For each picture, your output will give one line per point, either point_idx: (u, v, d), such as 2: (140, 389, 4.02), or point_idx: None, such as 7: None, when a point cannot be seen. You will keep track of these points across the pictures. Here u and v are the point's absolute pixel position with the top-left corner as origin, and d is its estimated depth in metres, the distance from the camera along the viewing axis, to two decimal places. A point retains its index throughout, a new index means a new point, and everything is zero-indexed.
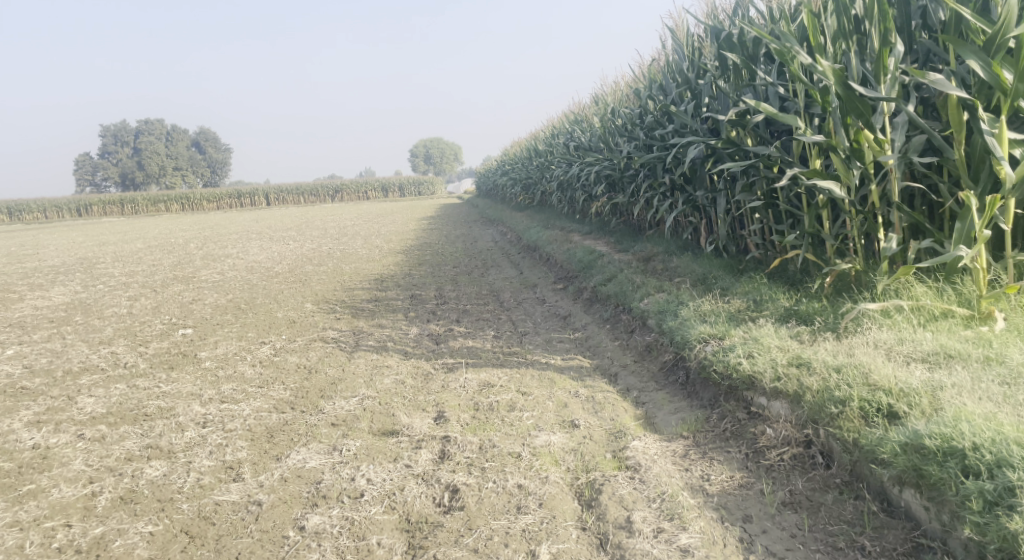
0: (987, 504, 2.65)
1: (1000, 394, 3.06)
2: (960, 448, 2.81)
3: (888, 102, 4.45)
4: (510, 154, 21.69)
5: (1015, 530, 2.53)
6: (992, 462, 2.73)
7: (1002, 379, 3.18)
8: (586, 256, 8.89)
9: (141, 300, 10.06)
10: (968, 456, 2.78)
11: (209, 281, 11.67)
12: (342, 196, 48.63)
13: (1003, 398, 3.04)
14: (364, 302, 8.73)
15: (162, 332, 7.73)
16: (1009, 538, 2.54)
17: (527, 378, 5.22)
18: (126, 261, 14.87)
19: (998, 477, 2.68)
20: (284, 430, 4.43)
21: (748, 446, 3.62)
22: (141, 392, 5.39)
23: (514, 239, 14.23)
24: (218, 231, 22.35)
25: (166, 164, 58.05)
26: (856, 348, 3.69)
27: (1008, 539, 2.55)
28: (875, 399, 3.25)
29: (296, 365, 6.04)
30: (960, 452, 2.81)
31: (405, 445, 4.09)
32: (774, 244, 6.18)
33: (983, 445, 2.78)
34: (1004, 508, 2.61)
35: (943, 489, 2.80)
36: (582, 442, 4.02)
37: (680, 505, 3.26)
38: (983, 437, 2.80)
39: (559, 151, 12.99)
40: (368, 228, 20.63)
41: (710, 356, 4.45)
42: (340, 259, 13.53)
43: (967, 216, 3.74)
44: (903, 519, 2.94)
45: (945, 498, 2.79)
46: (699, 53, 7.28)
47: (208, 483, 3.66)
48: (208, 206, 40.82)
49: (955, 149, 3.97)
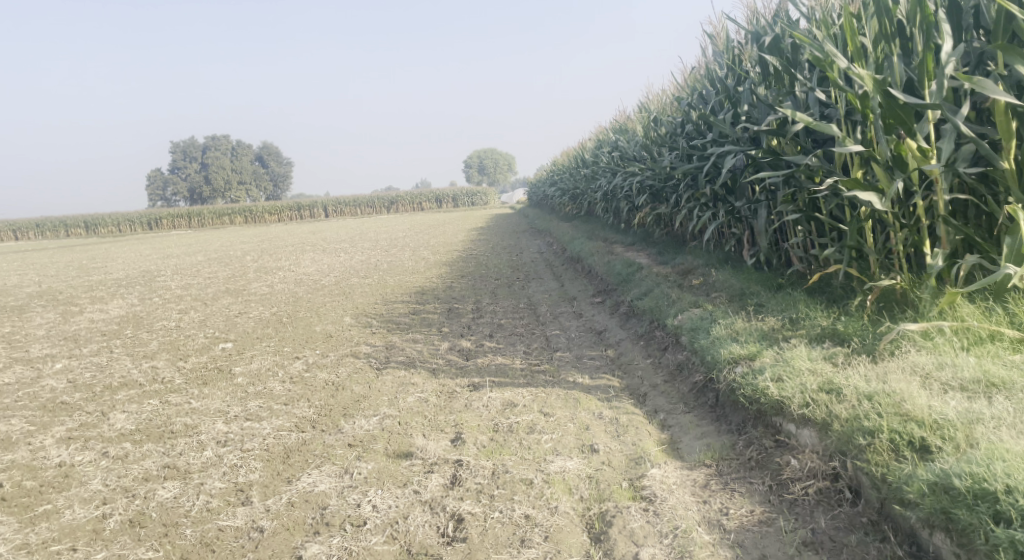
0: (1019, 556, 2.42)
1: None
2: (992, 491, 2.57)
3: (934, 108, 4.14)
4: (559, 164, 21.52)
5: None
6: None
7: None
8: (625, 269, 8.67)
9: (191, 313, 10.29)
10: (1001, 499, 2.54)
11: (257, 293, 11.87)
12: (397, 207, 49.29)
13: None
14: (402, 316, 8.70)
15: (202, 346, 7.85)
16: None
17: (552, 397, 5.03)
18: (184, 274, 15.33)
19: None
20: (300, 450, 4.39)
21: (772, 477, 3.39)
22: (170, 408, 5.43)
23: (559, 249, 14.05)
24: (274, 243, 22.87)
25: (231, 178, 59.99)
26: (890, 374, 3.43)
27: None
28: (906, 430, 3.00)
29: (324, 381, 6.00)
30: (992, 495, 2.57)
31: (417, 469, 3.99)
32: (817, 258, 5.87)
33: (1017, 488, 2.54)
34: None
35: (974, 536, 2.55)
36: (600, 469, 3.84)
37: (692, 542, 3.07)
38: (1017, 480, 2.55)
39: (604, 160, 12.75)
40: (418, 238, 20.77)
41: (739, 378, 4.21)
42: (386, 270, 13.60)
43: (1017, 231, 3.45)
44: None
45: (975, 546, 2.54)
46: (738, 60, 7.00)
47: (216, 506, 3.70)
48: (268, 219, 41.93)
49: (1005, 159, 3.68)
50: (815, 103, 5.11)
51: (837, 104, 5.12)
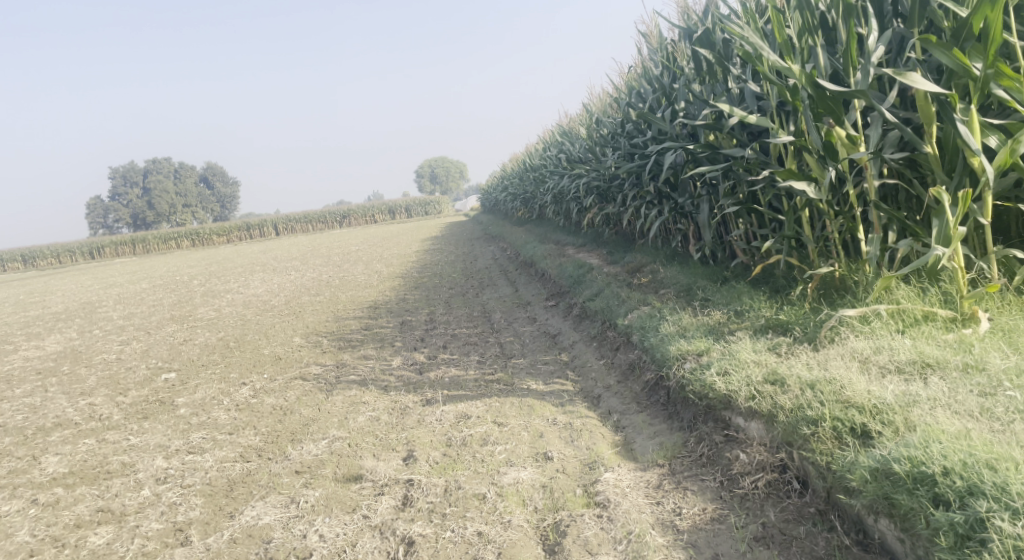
0: (959, 539, 2.41)
1: (977, 408, 2.79)
2: (930, 474, 2.55)
3: (861, 96, 4.14)
4: (508, 169, 21.47)
5: None
6: (963, 489, 2.47)
7: (980, 390, 2.90)
8: (575, 271, 8.63)
9: (133, 344, 9.92)
10: (939, 482, 2.53)
11: (203, 319, 11.52)
12: (349, 222, 48.73)
13: (981, 413, 2.77)
14: (353, 333, 8.51)
15: (145, 378, 7.55)
16: None
17: (505, 406, 4.93)
18: (127, 303, 14.83)
19: (969, 506, 2.43)
20: (245, 482, 4.21)
21: (722, 473, 3.35)
22: (108, 446, 5.17)
23: (512, 254, 13.99)
24: (223, 265, 22.32)
25: (175, 201, 58.49)
26: (831, 360, 3.42)
27: None
28: (847, 417, 2.97)
29: (272, 406, 5.80)
30: (930, 478, 2.55)
31: (366, 493, 3.85)
32: (760, 248, 5.91)
33: (954, 469, 2.52)
34: (976, 543, 2.36)
35: (915, 521, 2.53)
36: (554, 477, 3.75)
37: (647, 546, 3.01)
38: (954, 461, 2.54)
39: (550, 164, 12.71)
40: (371, 252, 20.49)
41: (688, 375, 4.18)
42: (337, 287, 13.34)
43: (942, 213, 3.48)
44: (879, 553, 2.67)
45: (917, 530, 2.53)
46: (672, 58, 6.98)
47: (152, 550, 3.57)
48: (217, 240, 41.01)
49: (928, 142, 3.70)
50: (749, 96, 5.10)
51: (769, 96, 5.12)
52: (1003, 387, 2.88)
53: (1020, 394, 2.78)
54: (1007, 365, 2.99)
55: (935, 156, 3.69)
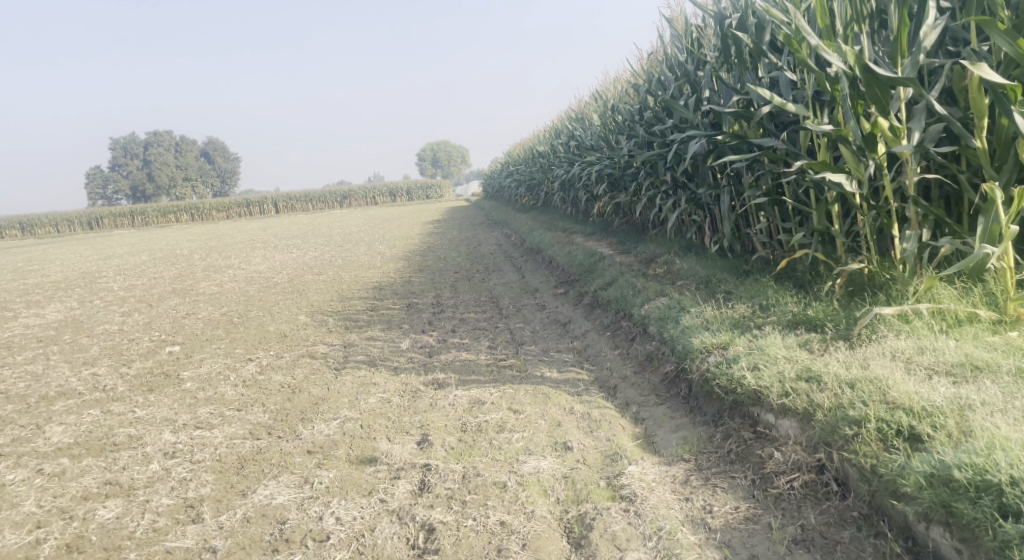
0: None
1: None
2: (995, 483, 2.46)
3: (905, 87, 4.05)
4: (514, 155, 21.26)
5: None
6: None
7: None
8: (587, 259, 8.52)
9: (134, 316, 9.79)
10: (1005, 492, 2.43)
11: (206, 293, 11.39)
12: (350, 202, 48.48)
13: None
14: (360, 313, 8.40)
15: (148, 351, 7.43)
16: None
17: (520, 393, 4.82)
18: (127, 275, 14.67)
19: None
20: (256, 460, 4.11)
21: (754, 471, 3.28)
22: (112, 418, 5.07)
23: (518, 241, 13.85)
24: (223, 240, 22.13)
25: (175, 174, 58.09)
26: (871, 360, 3.35)
27: None
28: (894, 419, 2.90)
29: (279, 384, 5.69)
30: (995, 487, 2.46)
31: (382, 476, 3.75)
32: (782, 243, 5.83)
33: (1022, 479, 2.43)
34: None
35: (979, 532, 2.44)
36: (575, 468, 3.66)
37: (678, 544, 2.93)
38: (1022, 471, 2.44)
39: (560, 150, 12.54)
40: (373, 233, 20.31)
41: (713, 368, 4.09)
42: (341, 266, 13.21)
43: (991, 209, 3.43)
44: None
45: (980, 542, 2.43)
46: (697, 44, 6.83)
47: (163, 526, 3.47)
48: (216, 215, 40.74)
49: (978, 137, 3.66)
50: (783, 84, 4.98)
51: (804, 86, 5.01)
52: None
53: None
54: None
55: (984, 152, 3.65)
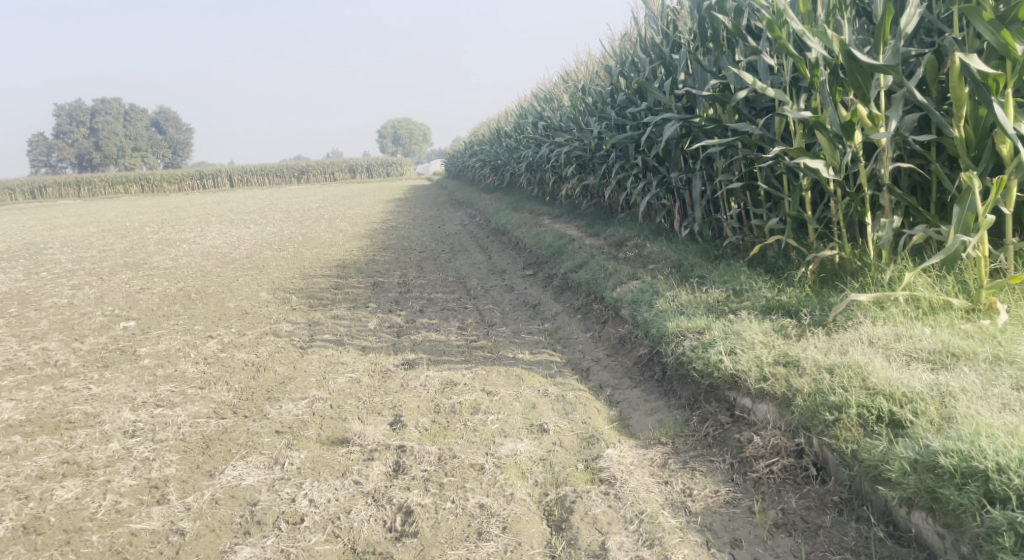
0: (1020, 538, 2.33)
1: (1017, 402, 2.78)
2: (981, 470, 2.50)
3: (885, 74, 4.08)
4: (479, 135, 21.06)
5: None
6: (1021, 488, 2.40)
7: (1016, 382, 2.91)
8: (555, 241, 8.47)
9: (84, 289, 9.41)
10: (991, 479, 2.47)
11: (160, 268, 11.02)
12: (308, 178, 47.55)
13: (1020, 406, 2.76)
14: (323, 291, 8.21)
15: (101, 326, 7.15)
16: None
17: (493, 375, 4.74)
18: (75, 246, 14.10)
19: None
20: (221, 440, 3.97)
21: (733, 455, 3.31)
22: (67, 395, 4.85)
23: (483, 221, 13.72)
24: (175, 214, 21.46)
25: (125, 144, 56.12)
26: (849, 346, 3.42)
27: None
28: (874, 405, 2.96)
29: (243, 362, 5.52)
30: (981, 474, 2.49)
31: (355, 457, 3.66)
32: (753, 229, 5.88)
33: (1008, 466, 2.47)
34: None
35: (964, 517, 2.47)
36: (552, 450, 3.62)
37: (660, 528, 2.93)
38: (1008, 458, 2.48)
39: (528, 130, 12.43)
40: (333, 210, 19.93)
41: (689, 352, 4.09)
42: (301, 243, 12.91)
43: (966, 199, 3.48)
44: (914, 548, 2.62)
45: (965, 528, 2.46)
46: (673, 26, 6.79)
47: (126, 507, 3.33)
48: (168, 188, 39.50)
49: (956, 126, 3.71)
50: (762, 69, 4.99)
51: (782, 71, 5.02)
52: None
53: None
54: None
55: (962, 140, 3.72)
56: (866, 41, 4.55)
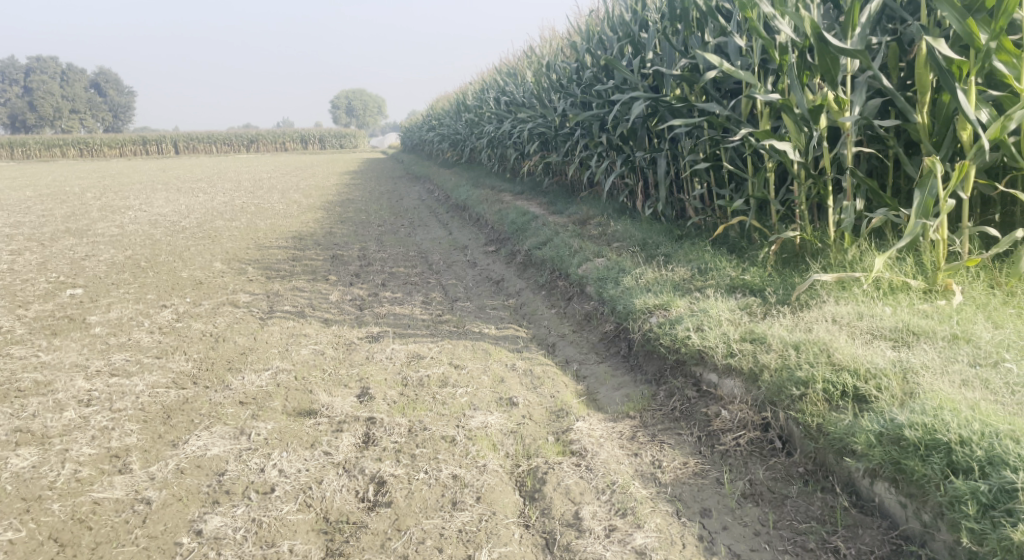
0: (982, 507, 2.45)
1: (975, 378, 2.93)
2: (945, 442, 2.62)
3: (852, 59, 4.15)
4: (437, 109, 20.80)
5: (1013, 539, 2.33)
6: (983, 459, 2.54)
7: (974, 359, 3.07)
8: (518, 218, 8.45)
9: (25, 255, 9.01)
10: (955, 450, 2.59)
11: (105, 235, 10.61)
12: (258, 147, 46.31)
13: (979, 382, 2.91)
14: (280, 263, 8.03)
15: (46, 293, 6.87)
16: (1012, 549, 2.33)
17: (459, 348, 4.68)
18: (11, 210, 13.48)
19: (990, 476, 2.49)
20: (183, 410, 3.87)
21: (700, 428, 3.40)
22: (13, 363, 4.66)
23: (442, 196, 13.59)
24: (118, 180, 20.67)
25: (62, 105, 53.63)
26: (814, 324, 3.54)
27: (1010, 550, 2.34)
28: (839, 380, 3.08)
29: (200, 332, 5.37)
30: (945, 446, 2.62)
31: (324, 428, 3.61)
32: (716, 210, 5.98)
33: (971, 439, 2.60)
34: (1001, 513, 2.41)
35: (927, 487, 2.60)
36: (522, 423, 3.61)
37: (632, 498, 2.99)
38: (971, 431, 2.62)
39: (489, 106, 12.32)
40: (286, 181, 19.47)
41: (656, 328, 4.14)
42: (254, 213, 12.59)
43: (928, 183, 3.59)
44: (878, 517, 2.75)
45: (928, 497, 2.59)
46: (641, 5, 6.79)
47: (87, 476, 3.24)
48: (108, 152, 37.95)
49: (919, 112, 3.83)
50: (731, 50, 5.03)
51: (751, 54, 5.08)
52: (992, 357, 3.06)
53: (1016, 366, 2.95)
54: (992, 339, 3.17)
55: (924, 126, 3.84)
56: (832, 26, 4.63)
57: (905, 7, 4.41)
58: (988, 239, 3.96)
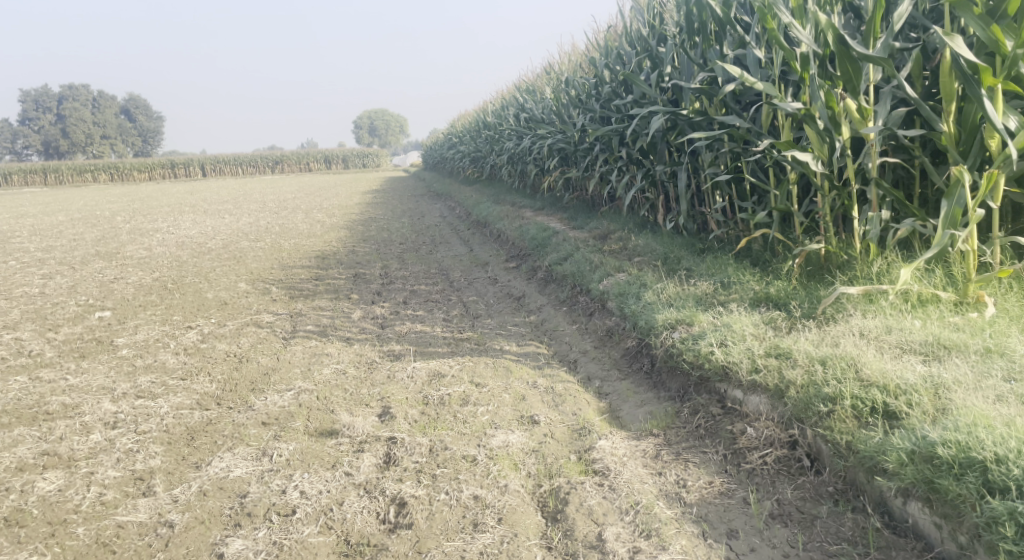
0: (1020, 528, 2.37)
1: (1009, 393, 2.85)
2: (980, 460, 2.55)
3: (874, 68, 4.09)
4: (457, 126, 20.91)
5: None
6: (1020, 478, 2.45)
7: (1008, 374, 2.98)
8: (538, 233, 8.43)
9: (56, 279, 9.18)
10: (991, 469, 2.52)
11: (134, 257, 10.79)
12: (283, 168, 46.94)
13: (1014, 398, 2.82)
14: (304, 282, 8.09)
15: (76, 316, 6.98)
16: None
17: (480, 366, 4.65)
18: (44, 235, 13.78)
19: None
20: (206, 431, 3.89)
21: (725, 446, 3.33)
22: (43, 385, 4.73)
23: (463, 213, 13.63)
24: (147, 203, 21.09)
25: (93, 131, 54.88)
26: (841, 338, 3.47)
27: None
28: (868, 396, 3.01)
29: (224, 353, 5.41)
30: (980, 464, 2.54)
31: (345, 449, 3.59)
32: (738, 222, 5.91)
33: (1007, 457, 2.52)
34: None
35: (963, 508, 2.53)
36: (543, 441, 3.57)
37: (656, 518, 2.94)
38: (1007, 449, 2.54)
39: (509, 123, 12.34)
40: (310, 201, 19.66)
41: (678, 344, 4.08)
42: (279, 233, 12.73)
43: (956, 193, 3.51)
44: (912, 538, 2.66)
45: (964, 517, 2.52)
46: (660, 19, 6.78)
47: (112, 499, 3.26)
48: (138, 176, 38.74)
49: (945, 121, 3.76)
50: (751, 61, 4.99)
51: (771, 65, 5.03)
52: None
53: None
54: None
55: (950, 135, 3.77)
56: (853, 36, 4.59)
57: (928, 15, 4.35)
58: (1020, 249, 3.88)
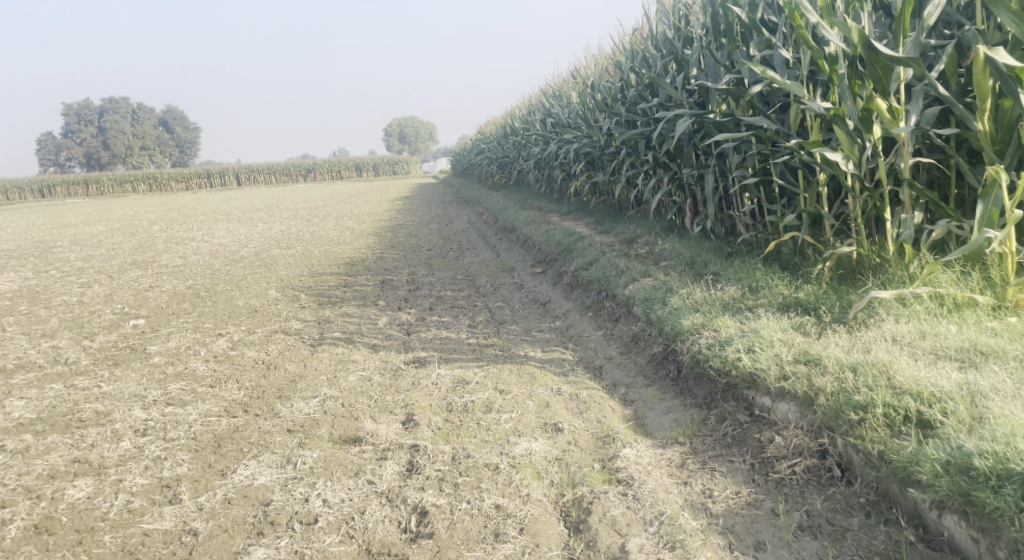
0: None
1: None
2: (1018, 472, 2.46)
3: (905, 67, 3.98)
4: (485, 132, 20.95)
5: None
6: None
7: None
8: (564, 238, 8.39)
9: (94, 287, 9.39)
10: None
11: (169, 266, 10.99)
12: (315, 176, 47.55)
13: None
14: (332, 289, 8.15)
15: (111, 324, 7.12)
16: None
17: (504, 373, 4.62)
18: (85, 244, 14.12)
19: None
20: (232, 439, 3.92)
21: (753, 455, 3.26)
22: (77, 393, 4.82)
23: (491, 218, 13.63)
24: (183, 212, 21.52)
25: (132, 143, 56.21)
26: (873, 344, 3.37)
27: None
28: (901, 404, 2.92)
29: (253, 360, 5.46)
30: (1019, 476, 2.46)
31: (368, 456, 3.59)
32: (768, 225, 5.81)
33: None
34: None
35: (1000, 522, 2.44)
36: (567, 450, 3.53)
37: (681, 530, 2.88)
38: None
39: (536, 128, 12.32)
40: (341, 208, 19.87)
41: (705, 350, 4.00)
42: (310, 241, 12.87)
43: (992, 193, 3.41)
44: (947, 552, 2.58)
45: (1002, 532, 2.43)
46: (686, 21, 6.70)
47: (138, 507, 3.30)
48: (175, 186, 39.58)
49: (980, 119, 3.65)
50: (778, 62, 4.90)
51: (799, 65, 4.93)
52: None
53: None
54: None
55: (986, 134, 3.65)
56: (885, 35, 4.49)
57: (963, 11, 4.23)
58: None
